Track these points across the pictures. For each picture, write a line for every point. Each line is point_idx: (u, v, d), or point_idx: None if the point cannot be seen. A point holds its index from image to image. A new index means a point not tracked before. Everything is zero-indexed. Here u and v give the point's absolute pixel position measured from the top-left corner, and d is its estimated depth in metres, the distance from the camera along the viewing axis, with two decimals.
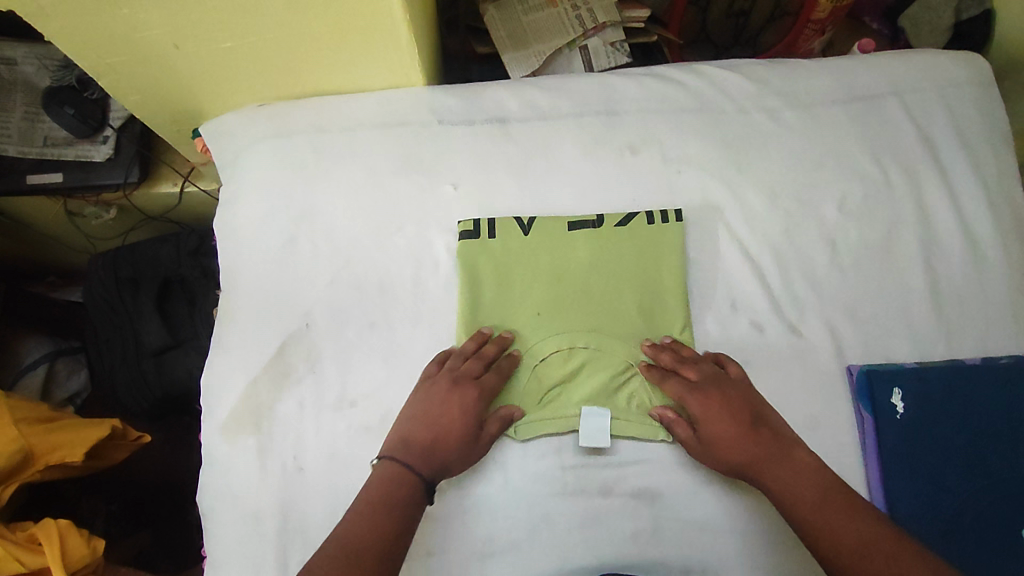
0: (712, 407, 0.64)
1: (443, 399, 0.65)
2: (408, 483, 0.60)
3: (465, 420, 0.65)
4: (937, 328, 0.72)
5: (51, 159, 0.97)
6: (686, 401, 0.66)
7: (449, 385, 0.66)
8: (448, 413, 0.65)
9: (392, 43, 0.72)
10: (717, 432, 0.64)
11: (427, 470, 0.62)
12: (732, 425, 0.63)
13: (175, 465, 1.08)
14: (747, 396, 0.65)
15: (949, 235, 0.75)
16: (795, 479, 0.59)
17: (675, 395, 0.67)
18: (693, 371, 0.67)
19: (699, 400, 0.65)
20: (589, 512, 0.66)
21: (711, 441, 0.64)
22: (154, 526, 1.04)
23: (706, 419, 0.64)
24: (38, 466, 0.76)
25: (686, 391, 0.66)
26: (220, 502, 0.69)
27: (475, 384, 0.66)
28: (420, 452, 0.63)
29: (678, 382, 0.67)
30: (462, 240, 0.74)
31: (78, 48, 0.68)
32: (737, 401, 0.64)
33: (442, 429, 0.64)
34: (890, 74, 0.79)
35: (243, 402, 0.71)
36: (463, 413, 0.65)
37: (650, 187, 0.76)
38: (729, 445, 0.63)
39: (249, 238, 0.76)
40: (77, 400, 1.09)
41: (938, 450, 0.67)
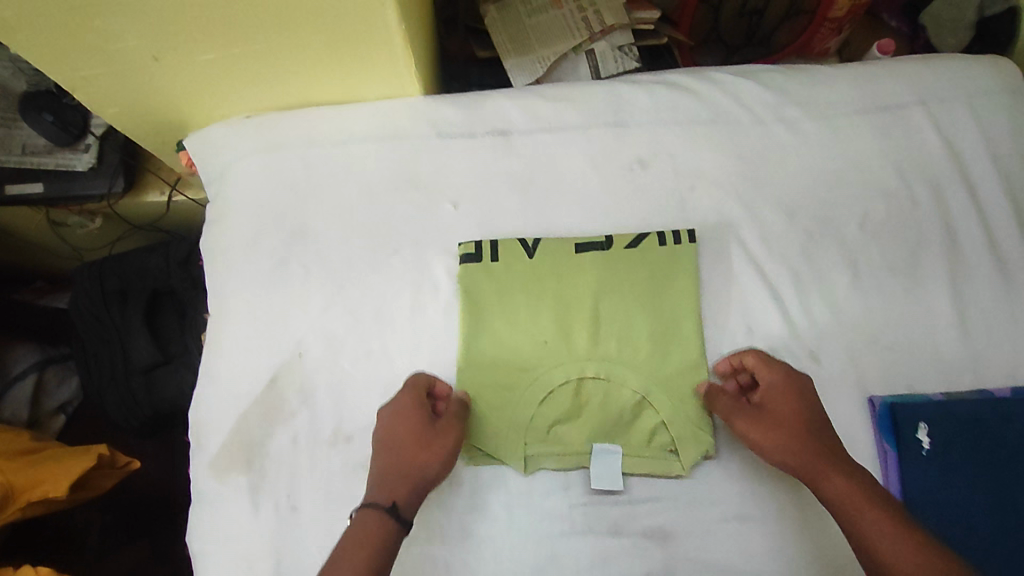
0: (785, 383, 0.63)
1: (391, 416, 0.62)
2: (371, 517, 0.56)
3: (412, 424, 0.61)
4: (965, 355, 0.69)
5: (30, 168, 0.93)
6: (760, 371, 0.65)
7: (389, 403, 0.64)
8: (395, 429, 0.61)
9: (385, 53, 0.67)
10: (779, 411, 0.62)
11: (391, 496, 0.57)
12: (794, 407, 0.62)
13: (167, 475, 1.05)
14: (795, 394, 0.63)
15: (977, 256, 0.71)
16: (847, 481, 0.56)
17: (754, 363, 0.65)
18: (752, 360, 0.65)
19: (777, 374, 0.64)
20: (599, 554, 0.63)
21: (772, 417, 0.62)
22: (150, 534, 1.01)
23: (773, 393, 0.63)
24: (21, 503, 0.73)
25: (764, 363, 0.64)
26: (210, 544, 0.65)
27: (407, 388, 0.64)
28: (380, 483, 0.59)
29: (759, 353, 0.65)
30: (462, 264, 0.70)
31: (48, 61, 0.64)
32: (787, 401, 0.62)
33: (400, 447, 0.60)
34: (914, 83, 0.75)
35: (233, 438, 0.67)
36: (409, 419, 0.62)
37: (662, 205, 0.72)
38: (788, 425, 0.61)
39: (237, 261, 0.72)
40: (68, 408, 1.08)
41: (966, 488, 0.63)
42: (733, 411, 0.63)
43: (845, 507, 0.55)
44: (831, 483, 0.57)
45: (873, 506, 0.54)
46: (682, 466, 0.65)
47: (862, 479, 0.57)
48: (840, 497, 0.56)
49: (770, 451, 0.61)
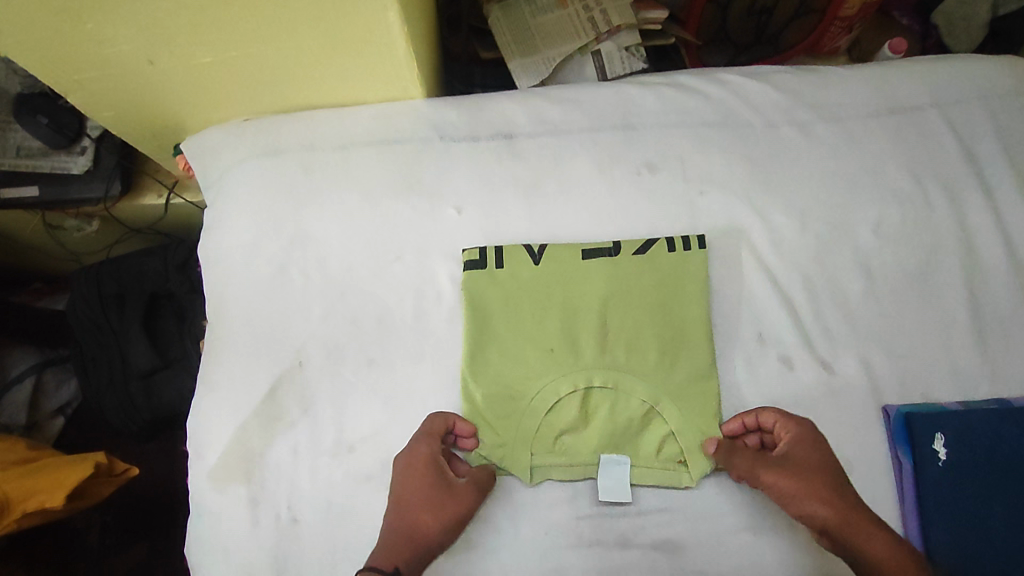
0: (807, 441, 0.61)
1: (405, 471, 0.60)
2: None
3: (424, 483, 0.60)
4: (982, 363, 0.67)
5: (25, 171, 0.91)
6: (783, 427, 0.62)
7: (400, 458, 0.62)
8: (407, 487, 0.60)
9: (388, 56, 0.66)
10: (805, 465, 0.59)
11: (396, 558, 0.55)
12: (820, 464, 0.59)
13: (167, 477, 1.04)
14: (820, 452, 0.60)
15: (994, 261, 0.70)
16: (884, 546, 0.54)
17: (776, 417, 0.63)
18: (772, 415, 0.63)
19: (802, 430, 0.62)
20: (607, 566, 0.61)
21: (800, 470, 0.59)
22: (150, 537, 1.00)
23: (799, 448, 0.61)
24: (17, 514, 0.71)
25: (787, 418, 0.62)
26: (208, 557, 0.64)
27: (419, 440, 0.62)
28: (388, 541, 0.57)
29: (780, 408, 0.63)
30: (467, 270, 0.68)
31: (42, 65, 0.62)
32: (814, 459, 0.60)
33: (413, 506, 0.59)
34: (928, 84, 0.73)
35: (232, 449, 0.65)
36: (421, 477, 0.60)
37: (671, 210, 0.70)
38: (819, 482, 0.58)
39: (236, 267, 0.70)
40: (68, 410, 1.05)
41: (983, 500, 0.62)
42: (758, 466, 0.59)
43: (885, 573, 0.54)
44: (871, 547, 0.55)
45: None
46: (693, 478, 0.63)
47: (900, 543, 0.55)
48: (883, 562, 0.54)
49: (805, 508, 0.57)
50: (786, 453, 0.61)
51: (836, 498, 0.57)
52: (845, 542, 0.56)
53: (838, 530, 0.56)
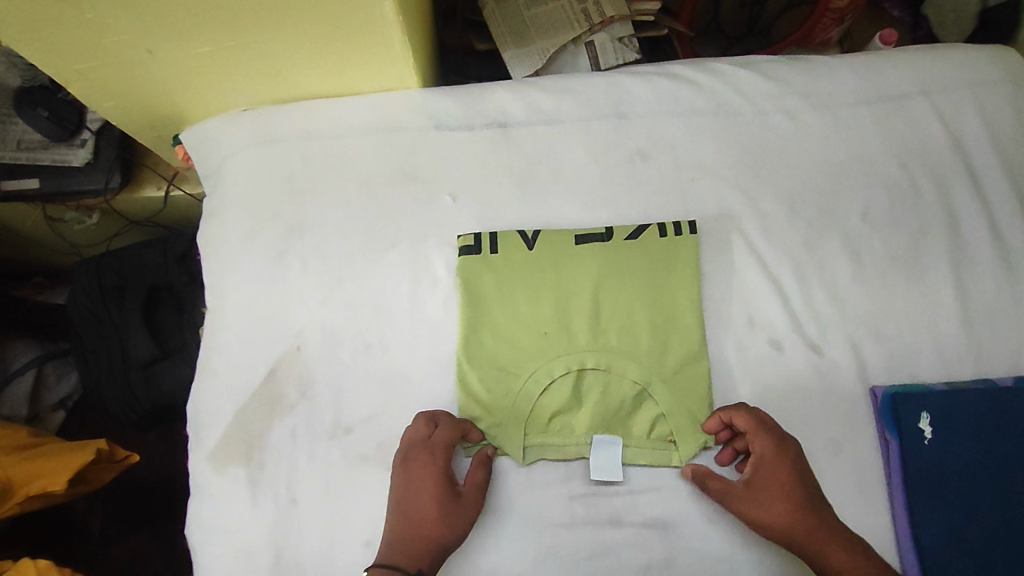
0: (777, 451, 0.61)
1: (405, 478, 0.61)
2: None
3: (433, 489, 0.60)
4: (968, 345, 0.68)
5: (26, 164, 0.92)
6: (753, 438, 0.62)
7: (401, 461, 0.62)
8: (414, 493, 0.61)
9: (384, 46, 0.66)
10: (772, 482, 0.60)
11: (411, 561, 0.58)
12: (792, 475, 0.60)
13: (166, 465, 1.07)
14: (793, 462, 0.61)
15: (980, 246, 0.71)
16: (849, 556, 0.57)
17: (745, 427, 0.62)
18: (741, 422, 0.62)
19: (771, 442, 0.61)
20: (599, 544, 0.63)
21: (762, 492, 0.60)
22: (152, 523, 1.01)
23: (766, 464, 0.61)
24: (20, 498, 0.72)
25: (757, 428, 0.62)
26: (209, 536, 0.65)
27: (427, 446, 0.62)
28: (396, 547, 0.58)
29: (751, 415, 0.62)
30: (462, 255, 0.69)
31: (44, 55, 0.63)
32: (786, 471, 0.61)
33: (418, 514, 0.60)
34: (918, 73, 0.74)
35: (232, 432, 0.67)
36: (429, 484, 0.61)
37: (662, 197, 0.71)
38: (782, 499, 0.59)
39: (235, 254, 0.71)
40: (68, 403, 1.07)
41: (967, 478, 0.63)
42: (726, 493, 0.61)
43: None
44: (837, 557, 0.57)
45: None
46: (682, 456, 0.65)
47: (866, 551, 0.58)
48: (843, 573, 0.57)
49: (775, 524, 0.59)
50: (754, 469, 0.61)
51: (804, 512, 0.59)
52: (809, 552, 0.58)
53: (805, 543, 0.58)
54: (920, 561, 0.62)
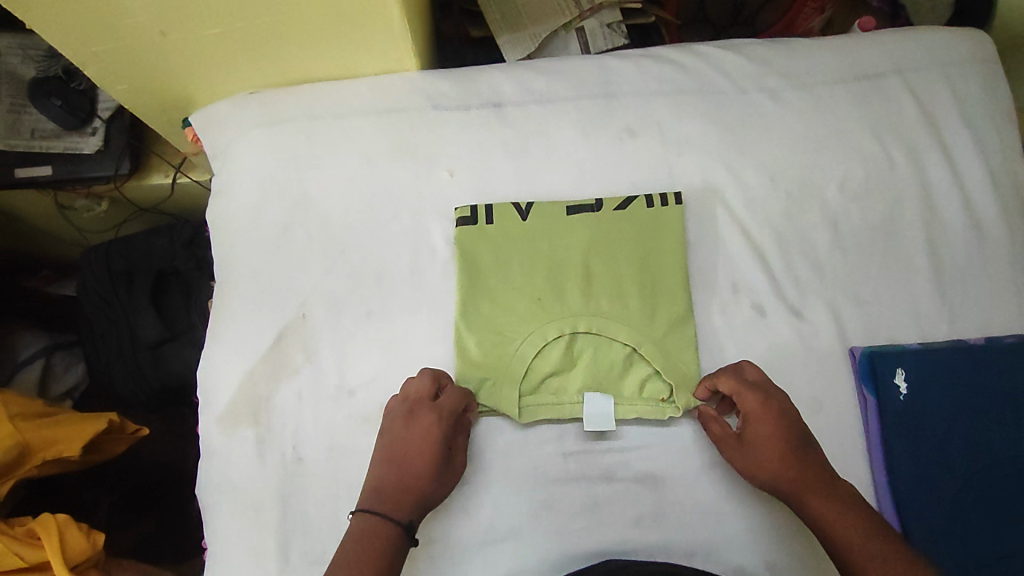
0: (762, 408, 0.63)
1: (405, 433, 0.63)
2: (385, 529, 0.58)
3: (433, 448, 0.62)
4: (941, 308, 0.72)
5: (39, 152, 0.95)
6: (737, 398, 0.64)
7: (404, 415, 0.64)
8: (412, 447, 0.63)
9: (385, 29, 0.70)
10: (759, 436, 0.62)
11: (402, 510, 0.60)
12: (776, 429, 0.62)
13: (178, 453, 1.04)
14: (783, 417, 0.63)
15: (952, 215, 0.74)
16: (836, 504, 0.58)
17: (728, 390, 0.65)
18: (726, 384, 0.65)
19: (755, 398, 0.63)
20: (591, 498, 0.66)
21: (753, 445, 0.62)
22: (160, 511, 1.02)
23: (752, 419, 0.63)
24: (36, 461, 0.76)
25: (741, 387, 0.64)
26: (220, 494, 0.68)
27: (433, 406, 0.64)
28: (388, 496, 0.61)
29: (733, 377, 0.65)
30: (459, 226, 0.73)
31: (62, 37, 0.67)
32: (773, 424, 0.62)
33: (411, 467, 0.62)
34: (891, 53, 0.78)
35: (240, 394, 0.70)
36: (431, 443, 0.63)
37: (650, 171, 0.75)
38: (770, 451, 0.61)
39: (243, 227, 0.75)
40: (74, 394, 1.07)
41: (941, 431, 0.67)
42: (722, 441, 0.65)
43: (826, 527, 0.57)
44: (822, 504, 0.58)
45: (859, 524, 0.56)
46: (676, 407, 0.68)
47: (852, 502, 0.58)
48: (824, 519, 0.58)
49: (762, 472, 0.62)
50: (745, 424, 0.64)
51: (790, 462, 0.61)
52: (796, 503, 0.60)
53: (791, 492, 0.60)
54: (898, 510, 0.65)
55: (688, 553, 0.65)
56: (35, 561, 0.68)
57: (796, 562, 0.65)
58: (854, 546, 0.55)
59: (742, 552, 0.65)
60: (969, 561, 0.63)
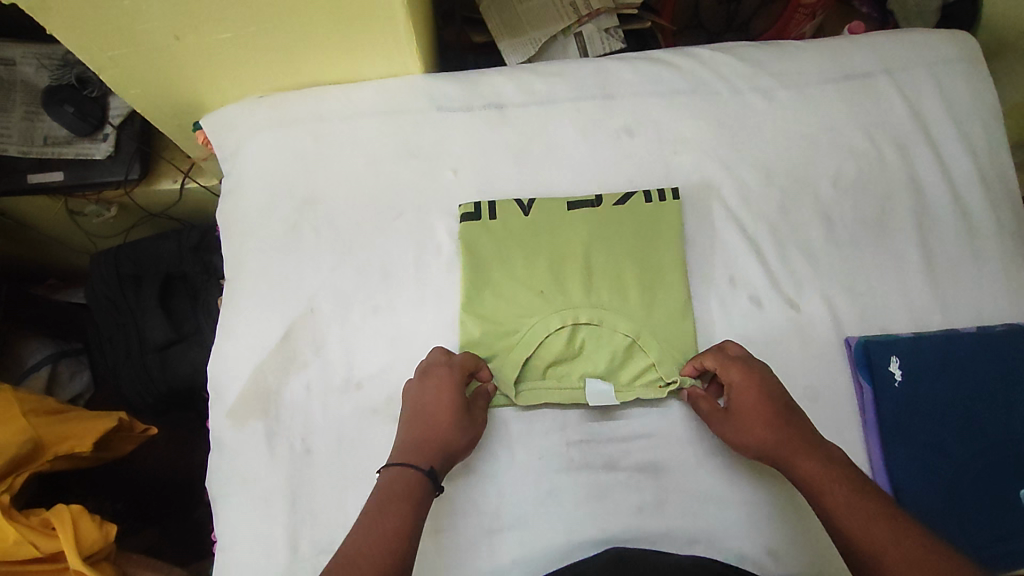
0: (747, 379, 0.65)
1: (420, 391, 0.66)
2: (409, 476, 0.59)
3: (450, 401, 0.65)
4: (933, 299, 0.74)
5: (51, 158, 0.97)
6: (722, 373, 0.66)
7: (420, 377, 0.67)
8: (429, 403, 0.65)
9: (392, 34, 0.73)
10: (745, 406, 0.64)
11: (424, 459, 0.61)
12: (762, 399, 0.64)
13: (179, 461, 1.05)
14: (770, 384, 0.65)
15: (942, 209, 0.77)
16: (819, 464, 0.59)
17: (713, 366, 0.67)
18: (711, 360, 0.67)
19: (738, 371, 0.65)
20: (595, 486, 0.68)
21: (741, 417, 0.64)
22: (161, 522, 1.01)
23: (737, 392, 0.65)
24: (48, 456, 0.77)
25: (724, 362, 0.67)
26: (230, 486, 0.69)
27: (446, 364, 0.67)
28: (409, 448, 0.62)
29: (718, 354, 0.67)
30: (463, 222, 0.75)
31: (79, 41, 0.69)
32: (760, 393, 0.64)
33: (428, 421, 0.64)
34: (880, 53, 0.81)
35: (250, 388, 0.71)
36: (447, 396, 0.65)
37: (647, 169, 0.77)
38: (756, 420, 0.63)
39: (253, 225, 0.77)
40: (80, 401, 1.07)
41: (935, 417, 0.68)
42: (711, 418, 0.66)
43: (813, 486, 0.58)
44: (805, 466, 0.60)
45: (842, 482, 0.57)
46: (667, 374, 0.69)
47: (837, 461, 0.60)
48: (810, 479, 0.59)
49: (751, 442, 0.63)
50: (732, 398, 0.65)
51: (774, 429, 0.62)
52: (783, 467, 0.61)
53: (777, 458, 0.61)
54: (896, 496, 0.66)
55: (691, 540, 0.66)
56: (49, 551, 0.70)
57: (797, 548, 0.66)
58: (840, 502, 0.56)
59: (743, 538, 0.66)
60: (966, 543, 0.65)
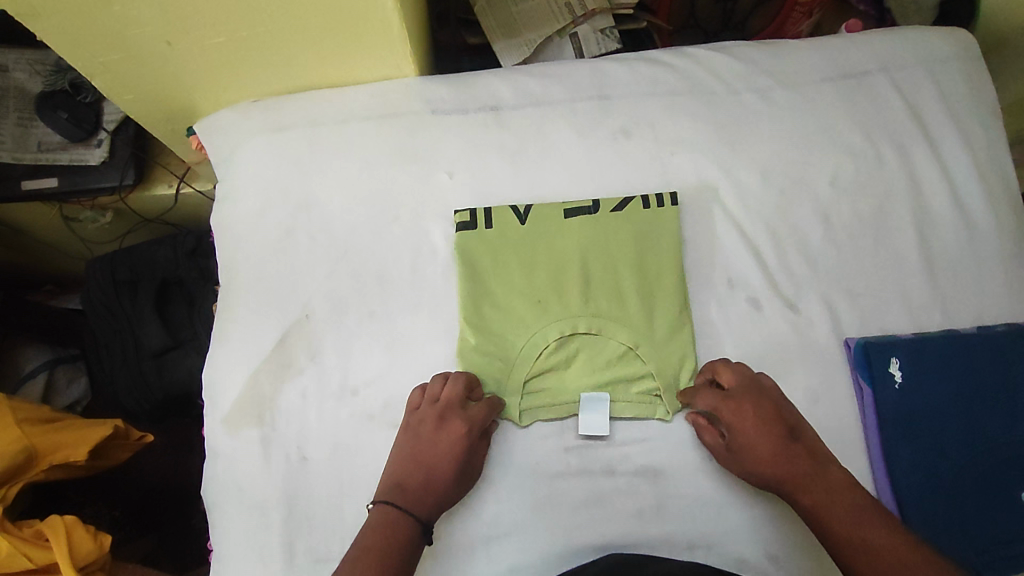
0: (744, 418, 0.64)
1: (433, 436, 0.65)
2: (400, 521, 0.61)
3: (457, 457, 0.64)
4: (933, 299, 0.73)
5: (45, 164, 0.97)
6: (718, 412, 0.66)
7: (435, 419, 0.66)
8: (439, 450, 0.65)
9: (385, 38, 0.72)
10: (746, 444, 0.64)
11: (415, 503, 0.62)
12: (766, 437, 0.63)
13: (178, 468, 1.03)
14: (782, 414, 0.65)
15: (941, 208, 0.76)
16: (824, 495, 0.60)
17: (707, 407, 0.67)
18: (704, 400, 0.67)
19: (733, 410, 0.65)
20: (593, 491, 0.67)
21: (744, 453, 0.64)
22: (160, 530, 1.01)
23: (733, 427, 0.65)
24: (42, 466, 0.76)
25: (719, 401, 0.66)
26: (225, 494, 0.69)
27: (463, 415, 0.66)
28: (409, 494, 0.63)
29: (711, 394, 0.67)
30: (459, 231, 0.74)
31: (70, 47, 0.68)
32: (762, 431, 0.64)
33: (431, 470, 0.64)
34: (878, 51, 0.80)
35: (246, 396, 0.71)
36: (456, 451, 0.65)
37: (644, 170, 0.77)
38: (760, 456, 0.63)
39: (246, 231, 0.76)
40: (77, 408, 1.07)
41: (936, 419, 0.68)
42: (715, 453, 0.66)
43: (819, 517, 0.59)
44: (813, 498, 0.60)
45: (850, 512, 0.58)
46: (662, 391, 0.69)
47: (845, 487, 0.60)
48: (817, 509, 0.59)
49: (757, 477, 0.63)
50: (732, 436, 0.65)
51: (784, 462, 0.62)
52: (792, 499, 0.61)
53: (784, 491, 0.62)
54: (898, 500, 0.66)
55: (691, 545, 0.65)
56: (43, 563, 0.69)
57: (798, 552, 0.65)
58: (849, 534, 0.57)
59: (743, 543, 0.65)
60: (969, 545, 0.64)
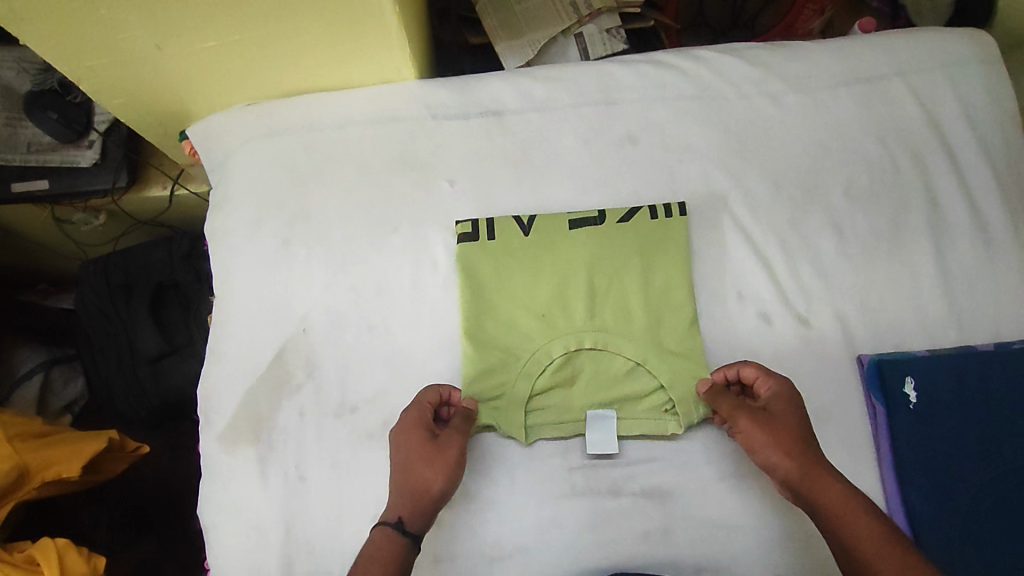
0: (786, 395, 0.62)
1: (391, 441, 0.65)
2: (379, 534, 0.57)
3: (408, 441, 0.62)
4: (949, 315, 0.71)
5: (35, 166, 0.94)
6: (761, 382, 0.64)
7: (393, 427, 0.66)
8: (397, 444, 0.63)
9: (384, 40, 0.69)
10: (780, 419, 0.61)
11: (398, 511, 0.59)
12: (794, 421, 0.60)
13: (174, 472, 1.03)
14: (793, 403, 0.62)
15: (958, 219, 0.74)
16: (842, 491, 0.56)
17: (754, 373, 0.64)
18: (751, 370, 0.64)
19: (779, 386, 0.63)
20: (599, 512, 0.66)
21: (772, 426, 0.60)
22: (160, 534, 0.99)
23: (775, 401, 0.62)
24: (35, 483, 0.75)
25: (763, 373, 0.64)
26: (220, 514, 0.67)
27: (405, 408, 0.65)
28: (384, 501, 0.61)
29: (759, 365, 0.65)
30: (461, 242, 0.72)
31: (56, 52, 0.65)
32: (793, 415, 0.61)
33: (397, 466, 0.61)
34: (894, 55, 0.77)
35: (242, 413, 0.69)
36: (406, 437, 0.62)
37: (652, 179, 0.74)
38: (784, 436, 0.59)
39: (241, 241, 0.74)
40: (74, 408, 1.04)
41: (951, 439, 0.66)
42: (736, 416, 0.62)
43: (835, 512, 0.55)
44: (830, 490, 0.56)
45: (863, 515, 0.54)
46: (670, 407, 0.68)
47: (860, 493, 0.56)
48: (835, 505, 0.55)
49: (767, 455, 0.59)
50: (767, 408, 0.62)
51: (800, 451, 0.58)
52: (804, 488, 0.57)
53: (795, 479, 0.58)
54: (911, 523, 0.64)
55: (698, 569, 0.64)
56: None
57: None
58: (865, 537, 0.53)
59: (752, 566, 0.64)
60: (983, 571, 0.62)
